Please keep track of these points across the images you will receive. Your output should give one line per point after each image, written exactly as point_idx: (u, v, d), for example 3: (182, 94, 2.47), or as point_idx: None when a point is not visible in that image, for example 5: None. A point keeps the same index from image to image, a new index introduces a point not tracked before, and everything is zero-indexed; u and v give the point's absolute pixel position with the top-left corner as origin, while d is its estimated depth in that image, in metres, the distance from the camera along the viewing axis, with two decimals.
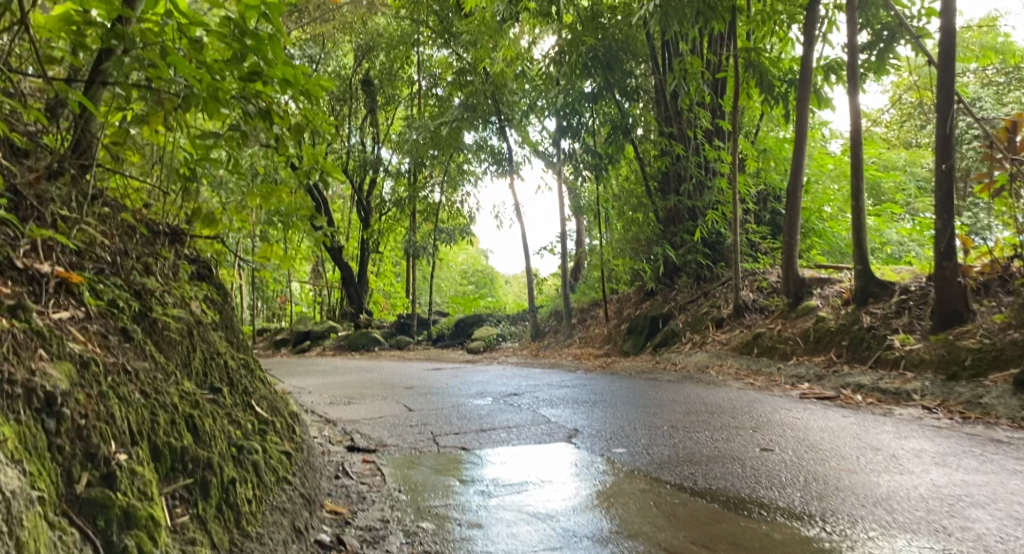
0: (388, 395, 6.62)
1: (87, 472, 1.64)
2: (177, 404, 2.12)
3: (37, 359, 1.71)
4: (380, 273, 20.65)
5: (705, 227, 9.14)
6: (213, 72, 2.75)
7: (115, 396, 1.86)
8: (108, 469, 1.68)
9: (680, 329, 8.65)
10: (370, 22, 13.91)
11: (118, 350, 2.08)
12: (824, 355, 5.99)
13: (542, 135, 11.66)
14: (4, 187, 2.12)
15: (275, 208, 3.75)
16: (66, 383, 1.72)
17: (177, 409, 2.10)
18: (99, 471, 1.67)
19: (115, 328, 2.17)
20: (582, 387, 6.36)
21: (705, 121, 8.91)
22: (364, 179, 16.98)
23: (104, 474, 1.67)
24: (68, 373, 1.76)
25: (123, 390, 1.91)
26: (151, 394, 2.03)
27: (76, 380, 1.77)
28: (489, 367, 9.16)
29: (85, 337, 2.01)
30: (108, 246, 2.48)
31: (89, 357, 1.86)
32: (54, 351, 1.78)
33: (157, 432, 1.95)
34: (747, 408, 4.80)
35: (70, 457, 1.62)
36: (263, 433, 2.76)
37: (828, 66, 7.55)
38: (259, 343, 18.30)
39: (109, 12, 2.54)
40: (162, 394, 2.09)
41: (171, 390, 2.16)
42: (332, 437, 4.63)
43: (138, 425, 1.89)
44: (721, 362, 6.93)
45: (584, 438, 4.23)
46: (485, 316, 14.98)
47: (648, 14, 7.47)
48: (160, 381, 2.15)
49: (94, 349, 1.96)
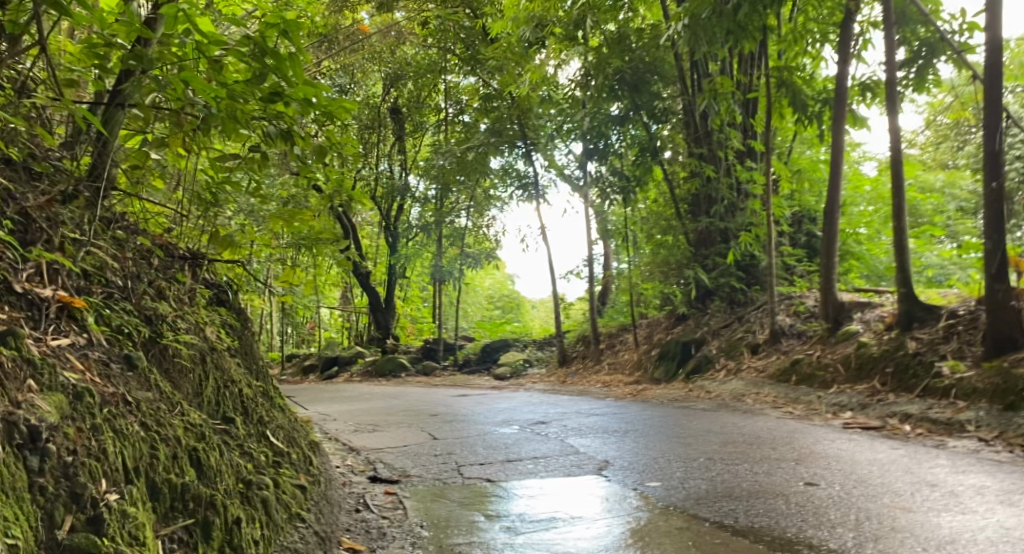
0: (413, 423, 6.47)
1: (72, 515, 1.51)
2: (180, 436, 2.02)
3: (25, 391, 1.62)
4: (406, 297, 20.63)
5: (738, 250, 8.95)
6: (233, 93, 2.67)
7: (110, 429, 1.75)
8: (96, 511, 1.55)
9: (713, 355, 8.39)
10: (398, 51, 14.19)
11: (119, 379, 1.98)
12: (867, 383, 5.71)
13: (568, 158, 11.54)
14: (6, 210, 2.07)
15: (300, 232, 3.70)
16: (55, 416, 1.61)
17: (180, 443, 2.00)
18: (86, 514, 1.54)
19: (117, 355, 2.08)
20: (612, 416, 6.14)
21: (736, 141, 8.73)
22: (391, 205, 17.06)
23: (91, 517, 1.54)
24: (59, 405, 1.65)
25: (120, 423, 1.80)
26: (153, 426, 1.93)
27: (68, 412, 1.67)
28: (517, 394, 8.96)
29: (84, 365, 1.92)
30: (119, 269, 2.41)
31: (83, 388, 1.76)
32: (45, 382, 1.68)
33: (156, 468, 1.85)
34: (787, 439, 4.56)
35: (53, 498, 1.49)
36: (277, 465, 2.64)
37: (865, 86, 7.33)
38: (287, 369, 18.34)
39: (128, 33, 2.50)
40: (164, 426, 1.99)
41: (174, 422, 2.06)
42: (355, 467, 4.50)
43: (134, 461, 1.77)
44: (758, 391, 6.66)
45: (615, 470, 4.04)
46: (512, 341, 14.84)
47: (677, 35, 7.38)
48: (162, 412, 2.04)
49: (92, 379, 1.86)
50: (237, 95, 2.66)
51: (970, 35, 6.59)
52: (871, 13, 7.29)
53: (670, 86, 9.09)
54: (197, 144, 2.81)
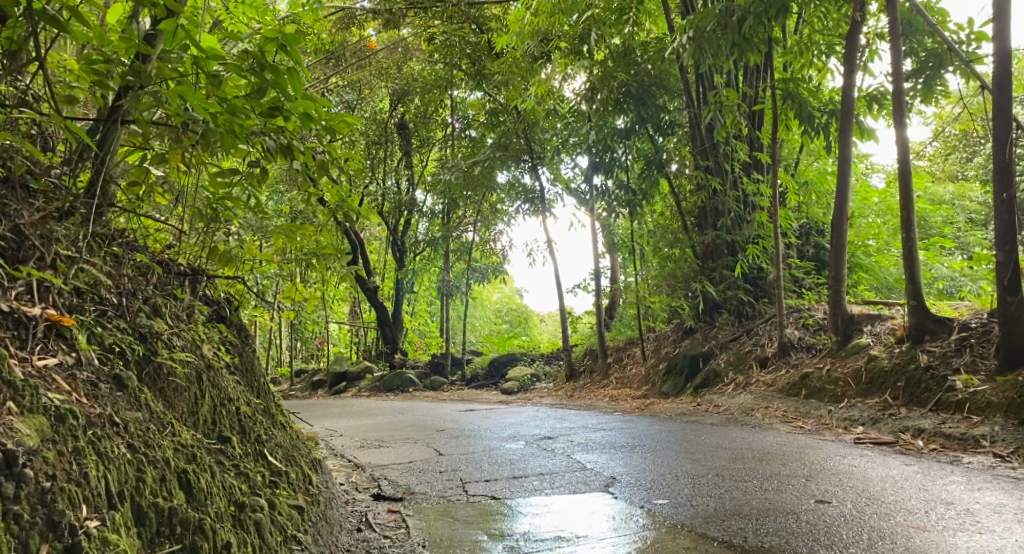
0: (419, 438, 6.41)
1: (47, 544, 1.51)
2: (169, 459, 2.03)
3: (4, 414, 1.63)
4: (414, 312, 20.58)
5: (745, 262, 8.87)
6: (233, 108, 2.66)
7: (93, 452, 1.77)
8: (73, 539, 1.56)
9: (721, 369, 8.30)
10: (404, 67, 14.24)
11: (106, 400, 2.00)
12: (879, 397, 5.61)
13: (574, 172, 11.48)
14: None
15: (301, 246, 3.68)
16: (34, 440, 1.64)
17: (169, 465, 2.01)
18: (62, 543, 1.54)
19: (106, 374, 2.09)
20: (620, 431, 6.07)
21: (743, 153, 8.68)
22: (399, 220, 17.11)
23: (67, 546, 1.54)
24: (39, 428, 1.67)
25: (104, 445, 1.82)
26: (140, 448, 1.95)
27: (48, 435, 1.69)
28: (524, 409, 8.87)
29: (71, 386, 1.93)
30: (113, 286, 2.41)
31: (66, 410, 1.78)
32: (25, 404, 1.71)
33: (143, 492, 1.86)
34: (797, 454, 4.47)
35: (29, 527, 1.50)
36: (274, 485, 2.62)
37: (872, 97, 7.26)
38: (294, 385, 18.31)
39: (126, 49, 2.50)
40: (152, 447, 2.00)
41: (165, 443, 2.07)
42: (359, 484, 4.46)
43: (119, 485, 1.79)
44: (767, 405, 6.56)
45: (622, 487, 3.97)
46: (519, 356, 14.77)
47: (682, 46, 7.37)
48: (152, 433, 2.06)
49: (79, 400, 1.89)
50: (237, 110, 2.64)
51: (979, 45, 6.53)
52: (876, 25, 7.26)
53: (675, 99, 9.04)
54: (196, 160, 2.80)
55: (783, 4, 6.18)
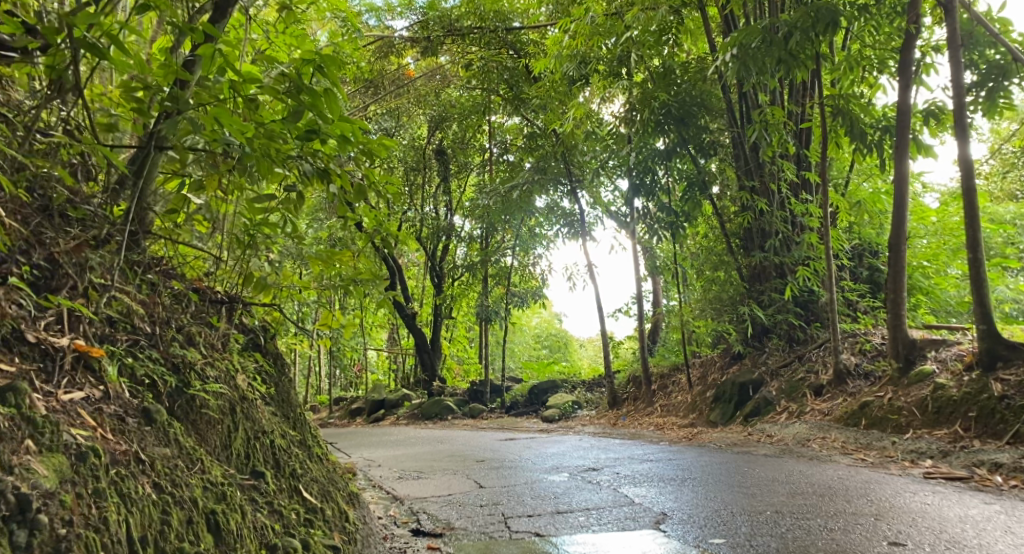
0: (458, 469, 6.25)
1: None
2: (197, 499, 1.96)
3: (21, 453, 1.59)
4: (452, 338, 20.50)
5: (796, 285, 8.54)
6: (271, 133, 2.60)
7: (114, 494, 1.73)
8: None
9: (773, 397, 7.96)
10: (443, 94, 14.29)
11: (133, 435, 1.95)
12: (948, 428, 5.27)
13: (614, 195, 11.25)
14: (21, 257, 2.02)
15: (337, 272, 3.62)
16: (52, 482, 1.59)
17: (196, 505, 1.95)
18: None
19: (135, 408, 2.04)
20: (668, 462, 5.81)
21: (790, 173, 8.40)
22: (437, 245, 17.10)
23: None
24: (58, 468, 1.63)
25: (127, 485, 1.78)
26: (166, 489, 1.89)
27: (67, 476, 1.64)
28: (567, 437, 8.62)
29: (96, 421, 1.88)
30: (147, 314, 2.35)
31: (87, 448, 1.73)
32: (45, 442, 1.66)
33: (167, 536, 1.81)
34: (862, 490, 4.18)
35: None
36: (309, 523, 2.51)
37: (929, 112, 6.93)
38: (334, 412, 18.33)
39: (166, 76, 2.46)
40: (179, 487, 1.93)
41: (192, 482, 2.00)
42: (398, 518, 4.32)
43: (141, 530, 1.74)
44: (824, 435, 6.22)
45: (673, 523, 3.74)
46: (560, 382, 14.53)
47: (724, 65, 7.17)
48: (180, 471, 1.99)
49: (102, 436, 1.84)
50: (275, 135, 2.58)
51: None
52: (931, 38, 6.98)
53: (717, 119, 8.82)
54: (233, 186, 2.74)
55: (832, 18, 6.08)
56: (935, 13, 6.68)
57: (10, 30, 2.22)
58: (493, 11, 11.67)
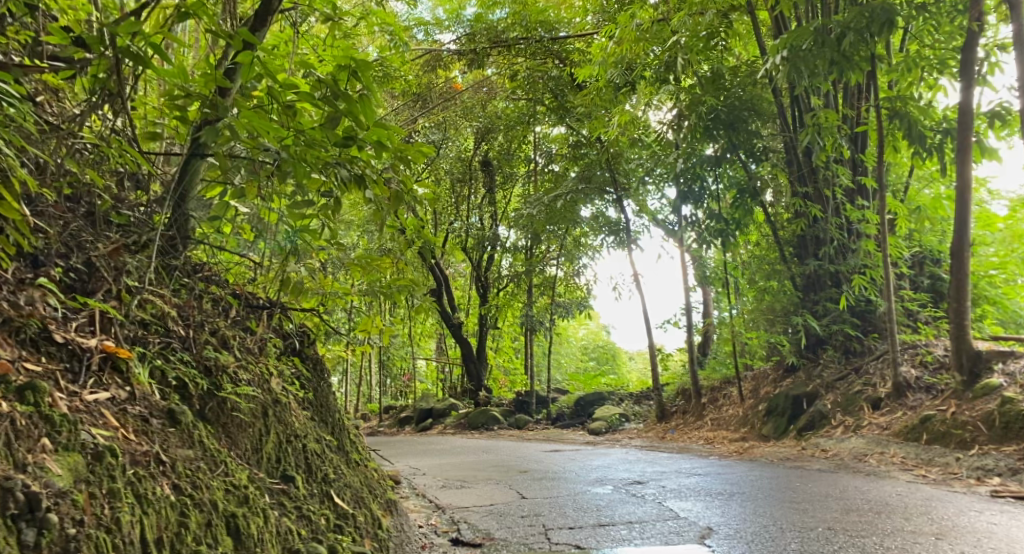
0: (502, 480, 6.17)
1: None
2: (218, 501, 2.00)
3: (38, 452, 1.65)
4: (498, 348, 20.53)
5: (851, 294, 8.25)
6: (308, 139, 2.59)
7: (130, 495, 1.75)
8: None
9: (828, 411, 7.65)
10: (489, 106, 14.39)
11: (156, 436, 2.02)
12: (1019, 445, 4.96)
13: (661, 204, 11.07)
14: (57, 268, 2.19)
15: (377, 278, 3.60)
16: (65, 481, 1.63)
17: (217, 509, 1.99)
18: None
19: (160, 410, 2.12)
20: (716, 476, 5.61)
21: (846, 178, 8.10)
22: (483, 256, 17.16)
23: None
24: (72, 468, 1.68)
25: (145, 487, 1.82)
26: (186, 491, 1.93)
27: (82, 476, 1.68)
28: (612, 450, 8.47)
29: (119, 422, 1.96)
30: (180, 318, 2.44)
31: (104, 448, 1.78)
32: (61, 441, 1.72)
33: (184, 539, 1.84)
34: (924, 508, 3.95)
35: None
36: (338, 530, 2.53)
37: (992, 114, 6.59)
38: (383, 421, 18.48)
39: (206, 84, 2.48)
40: (201, 490, 1.98)
41: (215, 484, 2.05)
42: (439, 528, 4.29)
43: (157, 532, 1.77)
44: (883, 450, 5.93)
45: (720, 539, 3.59)
46: (607, 394, 14.34)
47: (773, 67, 6.97)
48: (202, 473, 2.04)
49: (123, 436, 1.91)
50: (313, 142, 2.57)
51: None
52: (995, 36, 6.67)
53: (768, 124, 8.59)
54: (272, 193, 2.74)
55: (887, 17, 5.84)
56: (999, 10, 6.39)
57: (57, 40, 2.30)
58: (538, 22, 11.69)
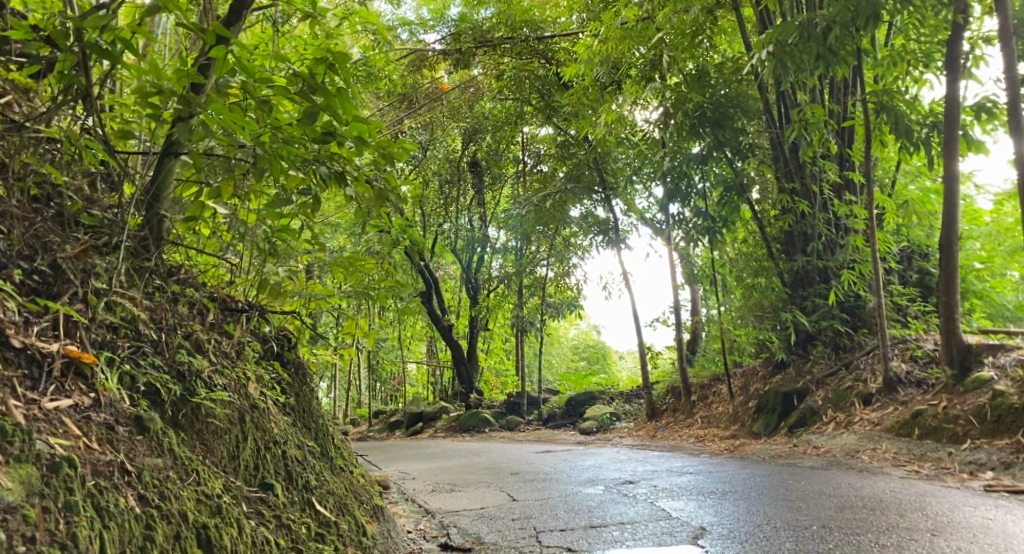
0: (492, 482, 6.10)
1: None
2: (187, 512, 1.97)
3: None
4: (488, 350, 20.44)
5: (841, 289, 8.18)
6: (285, 135, 2.50)
7: (89, 509, 1.72)
8: None
9: (819, 407, 7.65)
10: (476, 106, 14.33)
11: (122, 444, 1.97)
12: (1010, 438, 4.95)
13: (648, 203, 11.03)
14: (19, 271, 2.11)
15: (361, 280, 3.52)
16: (16, 495, 1.58)
17: (187, 519, 1.97)
18: None
19: (127, 415, 2.06)
20: (708, 475, 5.58)
21: (832, 173, 8.08)
22: (472, 257, 17.08)
23: None
24: (24, 480, 1.63)
25: (106, 499, 1.78)
26: (153, 502, 1.90)
27: (36, 489, 1.64)
28: (604, 450, 8.42)
29: (82, 430, 1.90)
30: (151, 322, 2.38)
31: (61, 458, 1.74)
32: (13, 452, 1.66)
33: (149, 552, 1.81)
34: (917, 503, 3.92)
35: None
36: (319, 538, 2.51)
37: (978, 106, 6.58)
38: (374, 426, 18.35)
39: (180, 80, 2.39)
40: (168, 500, 1.95)
41: (185, 494, 2.02)
42: (428, 533, 4.22)
43: (119, 546, 1.74)
44: (875, 446, 5.92)
45: (712, 538, 3.55)
46: (597, 394, 14.27)
47: (759, 63, 6.94)
48: (171, 482, 2.01)
49: (85, 446, 1.86)
50: (291, 139, 2.49)
51: None
52: (981, 29, 6.66)
53: (754, 121, 8.55)
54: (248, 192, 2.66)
55: (872, 11, 5.78)
56: (984, 3, 6.38)
57: (22, 34, 2.23)
58: (524, 21, 11.65)
